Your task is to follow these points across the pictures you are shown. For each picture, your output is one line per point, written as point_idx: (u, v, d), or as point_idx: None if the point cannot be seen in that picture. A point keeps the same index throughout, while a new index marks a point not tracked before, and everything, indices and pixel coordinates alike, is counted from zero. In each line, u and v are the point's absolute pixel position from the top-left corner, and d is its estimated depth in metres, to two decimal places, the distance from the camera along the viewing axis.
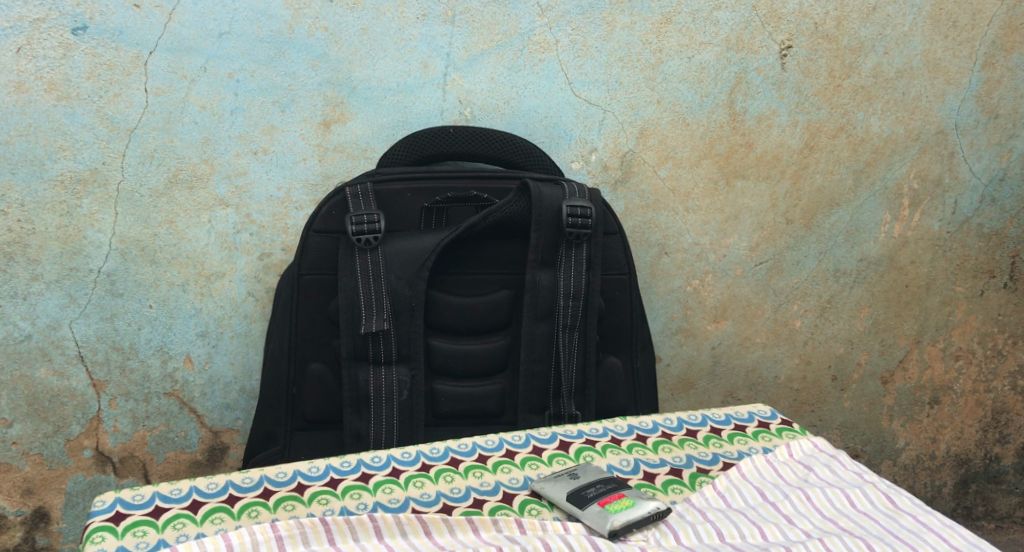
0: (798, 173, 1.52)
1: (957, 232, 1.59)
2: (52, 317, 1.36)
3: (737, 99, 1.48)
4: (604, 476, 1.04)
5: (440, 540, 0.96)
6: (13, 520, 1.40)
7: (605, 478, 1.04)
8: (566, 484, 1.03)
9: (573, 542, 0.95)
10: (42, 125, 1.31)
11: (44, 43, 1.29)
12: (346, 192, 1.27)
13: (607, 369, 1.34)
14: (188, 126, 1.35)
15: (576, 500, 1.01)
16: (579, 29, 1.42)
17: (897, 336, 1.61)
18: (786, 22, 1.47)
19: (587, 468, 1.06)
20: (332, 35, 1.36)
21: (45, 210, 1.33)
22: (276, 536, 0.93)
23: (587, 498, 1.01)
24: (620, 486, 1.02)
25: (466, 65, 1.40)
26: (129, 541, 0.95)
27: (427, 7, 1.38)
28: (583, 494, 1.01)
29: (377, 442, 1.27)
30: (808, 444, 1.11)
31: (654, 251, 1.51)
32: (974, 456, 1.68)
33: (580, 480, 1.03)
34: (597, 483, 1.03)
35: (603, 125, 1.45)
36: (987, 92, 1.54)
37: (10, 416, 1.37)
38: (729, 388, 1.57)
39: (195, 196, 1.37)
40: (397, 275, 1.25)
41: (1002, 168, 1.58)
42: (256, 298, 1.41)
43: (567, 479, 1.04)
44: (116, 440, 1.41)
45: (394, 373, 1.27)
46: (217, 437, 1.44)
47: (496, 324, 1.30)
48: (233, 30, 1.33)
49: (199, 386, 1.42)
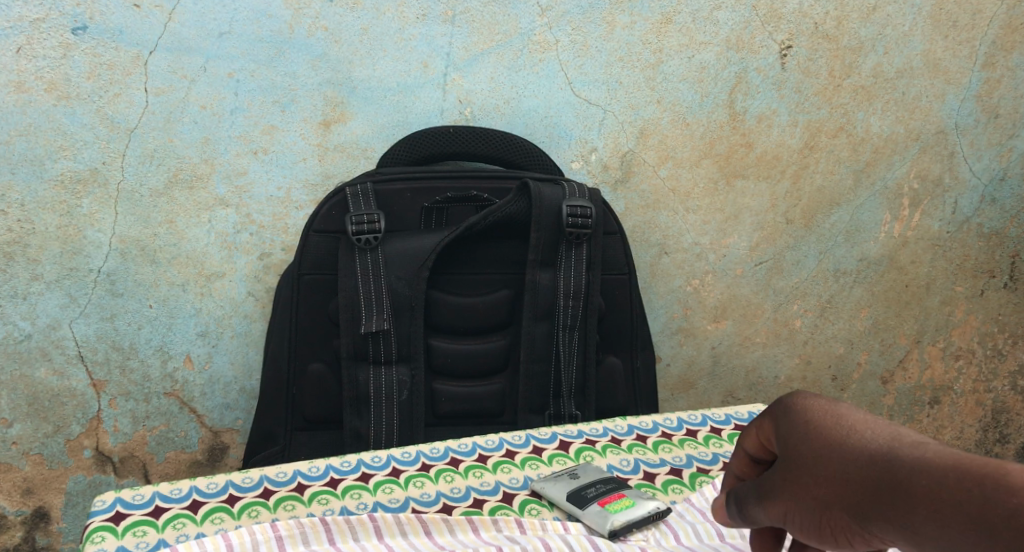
0: (798, 172, 1.52)
1: (957, 232, 1.59)
2: (52, 317, 1.36)
3: (737, 99, 1.48)
4: (604, 476, 1.04)
5: (440, 539, 0.96)
6: (13, 520, 1.40)
7: (606, 477, 1.04)
8: (567, 483, 1.03)
9: (573, 542, 0.95)
10: (42, 125, 1.31)
11: (44, 43, 1.29)
12: (346, 192, 1.27)
13: (607, 368, 1.34)
14: (188, 127, 1.35)
15: (576, 500, 1.01)
16: (579, 29, 1.42)
17: (897, 336, 1.61)
18: (786, 22, 1.47)
19: (587, 467, 1.06)
20: (332, 35, 1.36)
21: (46, 210, 1.33)
22: (276, 536, 0.93)
23: (587, 497, 1.01)
24: (620, 486, 1.03)
25: (466, 65, 1.40)
26: (129, 541, 0.95)
27: (427, 7, 1.38)
28: (582, 494, 1.01)
29: (377, 441, 1.27)
30: None
31: (653, 251, 1.51)
32: (974, 456, 1.68)
33: (581, 480, 1.03)
34: (597, 483, 1.03)
35: (603, 125, 1.45)
36: (987, 92, 1.54)
37: (10, 416, 1.37)
38: (728, 388, 1.58)
39: (195, 196, 1.37)
40: (397, 275, 1.25)
41: (1002, 168, 1.58)
42: (256, 299, 1.41)
43: (567, 478, 1.04)
44: (117, 440, 1.41)
45: (394, 373, 1.27)
46: (217, 437, 1.44)
47: (496, 323, 1.30)
48: (233, 30, 1.33)
49: (199, 386, 1.42)
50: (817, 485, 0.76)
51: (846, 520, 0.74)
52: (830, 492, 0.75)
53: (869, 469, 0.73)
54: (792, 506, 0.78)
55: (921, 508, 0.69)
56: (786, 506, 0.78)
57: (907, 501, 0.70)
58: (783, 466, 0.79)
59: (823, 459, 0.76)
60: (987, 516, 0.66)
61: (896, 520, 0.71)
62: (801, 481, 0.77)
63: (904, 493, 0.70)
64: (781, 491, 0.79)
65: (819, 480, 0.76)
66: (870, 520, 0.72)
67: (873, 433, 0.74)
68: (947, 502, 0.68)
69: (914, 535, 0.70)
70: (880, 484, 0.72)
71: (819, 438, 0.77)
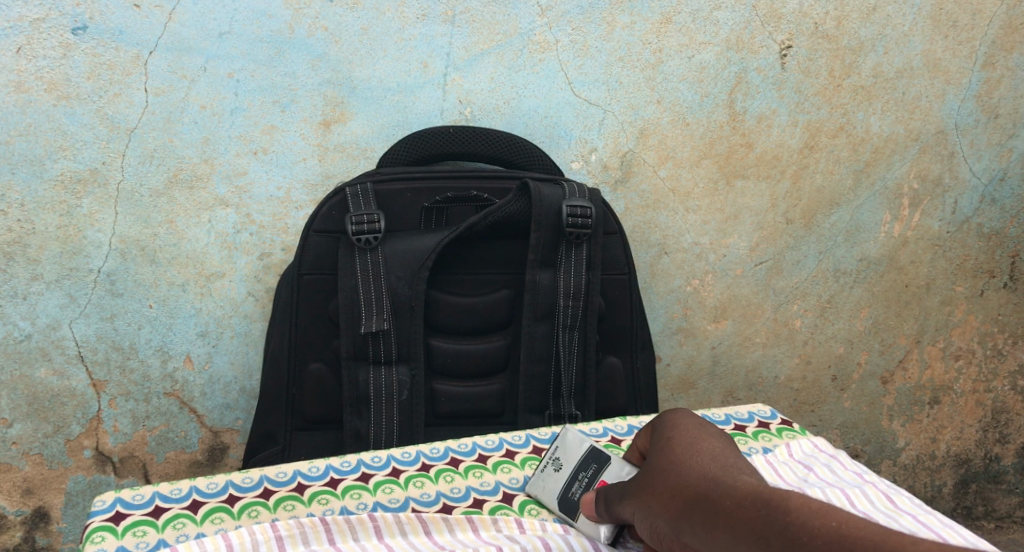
0: (798, 172, 1.52)
1: (957, 232, 1.59)
2: (52, 317, 1.36)
3: (737, 99, 1.48)
4: (584, 457, 1.03)
5: (440, 539, 0.98)
6: (13, 520, 1.40)
7: (584, 460, 1.03)
8: (553, 483, 1.03)
9: (573, 542, 0.98)
10: (42, 125, 1.31)
11: (44, 43, 1.29)
12: (346, 192, 1.26)
13: (607, 368, 1.34)
14: (188, 127, 1.34)
15: (567, 505, 1.02)
16: (579, 29, 1.42)
17: (897, 336, 1.61)
18: (786, 22, 1.47)
19: (565, 444, 1.05)
20: (332, 35, 1.36)
21: (46, 210, 1.33)
22: (275, 536, 0.95)
23: (574, 501, 1.01)
24: (600, 466, 1.02)
25: (466, 65, 1.40)
26: (129, 541, 0.95)
27: (427, 7, 1.38)
28: (570, 497, 1.02)
29: (377, 442, 1.27)
30: (808, 444, 1.12)
31: (653, 251, 1.51)
32: (975, 456, 1.68)
33: (564, 474, 1.03)
34: (580, 472, 1.03)
35: (603, 125, 1.45)
36: (987, 92, 1.54)
37: (10, 416, 1.37)
38: (729, 388, 1.58)
39: (195, 196, 1.37)
40: (397, 275, 1.25)
41: (1002, 168, 1.58)
42: (257, 299, 1.41)
43: (552, 474, 1.03)
44: (116, 440, 1.41)
45: (394, 373, 1.27)
46: (217, 437, 1.44)
47: (496, 323, 1.30)
48: (233, 30, 1.33)
49: (199, 386, 1.42)
50: (657, 498, 0.90)
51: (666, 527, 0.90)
52: (667, 505, 0.89)
53: (698, 492, 0.87)
54: (632, 510, 0.93)
55: (726, 523, 0.84)
56: (635, 509, 0.93)
57: (723, 521, 0.84)
58: (634, 480, 0.94)
59: (666, 478, 0.91)
60: (778, 540, 0.81)
61: (705, 535, 0.86)
62: (645, 494, 0.92)
63: (720, 511, 0.85)
64: (631, 498, 0.93)
65: (659, 493, 0.90)
66: (690, 532, 0.87)
67: (710, 464, 0.89)
68: (753, 526, 0.82)
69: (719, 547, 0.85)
70: (702, 504, 0.86)
71: (668, 461, 0.92)
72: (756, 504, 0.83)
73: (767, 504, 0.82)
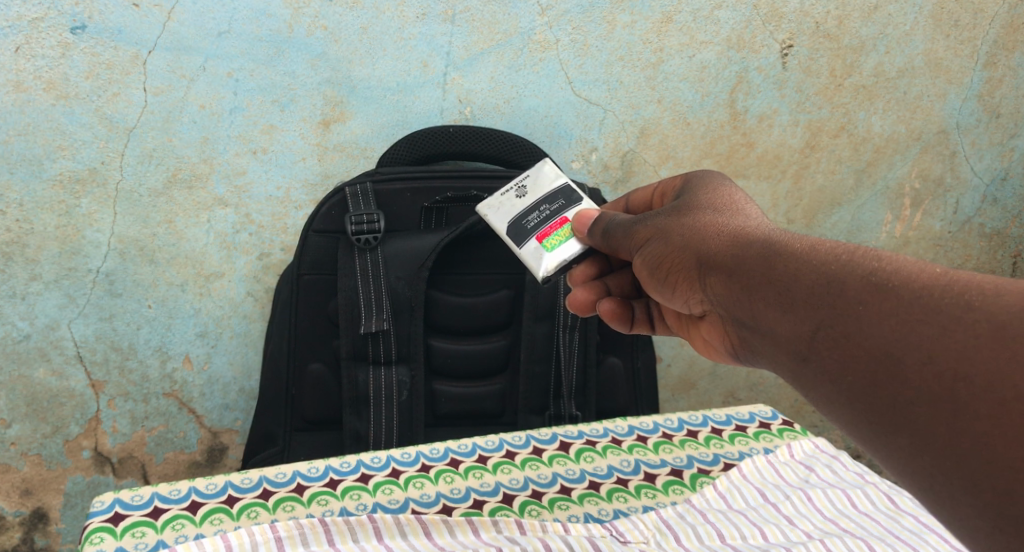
0: (799, 172, 1.53)
1: (959, 232, 1.62)
2: (51, 317, 1.36)
3: (737, 98, 1.47)
4: (551, 191, 1.09)
5: (440, 540, 0.97)
6: (13, 520, 1.44)
7: (551, 195, 1.09)
8: (513, 209, 1.09)
9: (573, 542, 0.98)
10: (41, 125, 1.29)
11: (42, 43, 1.27)
12: (346, 192, 1.25)
13: (607, 369, 1.34)
14: (187, 126, 1.33)
15: (516, 233, 1.08)
16: (579, 28, 1.39)
17: None
18: (787, 21, 1.44)
19: (538, 175, 1.10)
20: (332, 34, 1.34)
21: (45, 210, 1.32)
22: (275, 537, 0.95)
23: (526, 229, 1.07)
24: (564, 206, 1.08)
25: (466, 65, 1.38)
26: (128, 541, 0.96)
27: (427, 6, 1.35)
28: (523, 224, 1.08)
29: (377, 442, 1.27)
30: (808, 444, 1.12)
31: None
32: None
33: (526, 203, 1.09)
34: (541, 204, 1.08)
35: (603, 124, 1.45)
36: (988, 92, 1.53)
37: (9, 416, 1.39)
38: (729, 389, 1.59)
39: (195, 196, 1.36)
40: (397, 275, 1.25)
41: (1004, 168, 1.58)
42: (256, 298, 1.42)
43: (514, 200, 1.09)
44: (116, 440, 1.43)
45: (394, 373, 1.27)
46: (217, 437, 1.47)
47: (496, 323, 1.30)
48: (233, 29, 1.31)
49: (199, 386, 1.44)
50: (698, 236, 0.94)
51: (694, 266, 0.93)
52: (709, 244, 0.92)
53: (757, 237, 0.90)
54: (659, 245, 0.97)
55: (783, 252, 0.86)
56: (666, 239, 0.96)
57: (783, 264, 0.85)
58: (668, 217, 0.98)
59: (720, 221, 0.94)
60: (832, 263, 0.83)
61: (753, 258, 0.88)
62: (683, 230, 0.95)
63: (778, 244, 0.87)
64: (658, 226, 0.97)
65: (700, 233, 0.94)
66: (731, 277, 0.89)
67: (770, 224, 0.92)
68: (821, 274, 0.83)
69: (764, 294, 0.86)
70: (759, 247, 0.88)
71: (723, 211, 0.95)
72: (835, 253, 0.83)
73: (848, 254, 0.83)
